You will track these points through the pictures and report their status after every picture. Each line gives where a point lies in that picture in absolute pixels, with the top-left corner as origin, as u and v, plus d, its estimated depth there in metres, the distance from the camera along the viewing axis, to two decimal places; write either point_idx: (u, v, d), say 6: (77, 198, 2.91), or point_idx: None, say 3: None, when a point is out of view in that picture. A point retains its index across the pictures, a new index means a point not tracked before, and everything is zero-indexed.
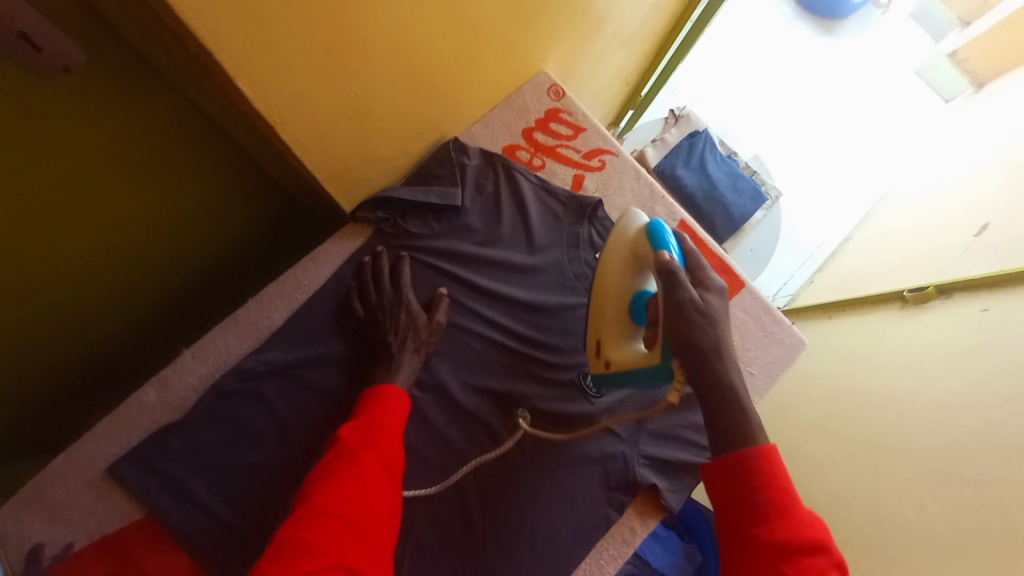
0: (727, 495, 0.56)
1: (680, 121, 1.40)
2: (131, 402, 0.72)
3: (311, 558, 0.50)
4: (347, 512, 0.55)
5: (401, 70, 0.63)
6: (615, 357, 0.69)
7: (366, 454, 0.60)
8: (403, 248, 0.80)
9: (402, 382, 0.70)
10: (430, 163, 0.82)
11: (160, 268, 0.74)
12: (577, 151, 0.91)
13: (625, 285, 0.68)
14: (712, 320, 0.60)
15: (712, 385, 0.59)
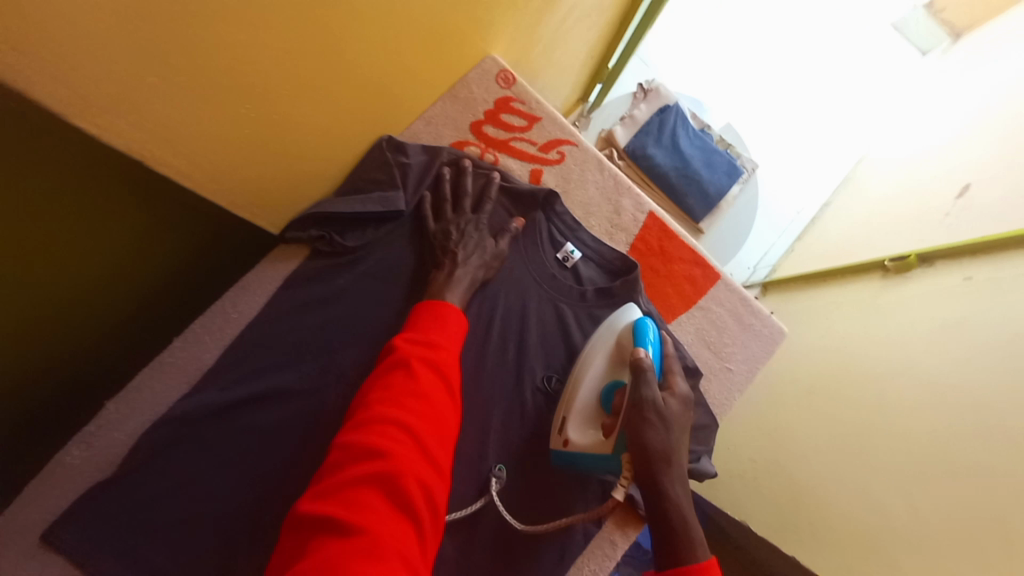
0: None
1: (649, 94, 1.31)
2: (50, 468, 0.63)
3: (370, 462, 0.46)
4: (410, 420, 0.50)
5: (303, 67, 0.54)
6: (575, 437, 0.66)
7: (422, 365, 0.55)
8: (343, 264, 0.73)
9: (456, 301, 0.67)
10: (366, 169, 0.74)
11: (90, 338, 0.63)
12: (533, 144, 0.83)
13: (600, 370, 0.69)
14: (668, 429, 0.59)
15: (653, 494, 0.56)
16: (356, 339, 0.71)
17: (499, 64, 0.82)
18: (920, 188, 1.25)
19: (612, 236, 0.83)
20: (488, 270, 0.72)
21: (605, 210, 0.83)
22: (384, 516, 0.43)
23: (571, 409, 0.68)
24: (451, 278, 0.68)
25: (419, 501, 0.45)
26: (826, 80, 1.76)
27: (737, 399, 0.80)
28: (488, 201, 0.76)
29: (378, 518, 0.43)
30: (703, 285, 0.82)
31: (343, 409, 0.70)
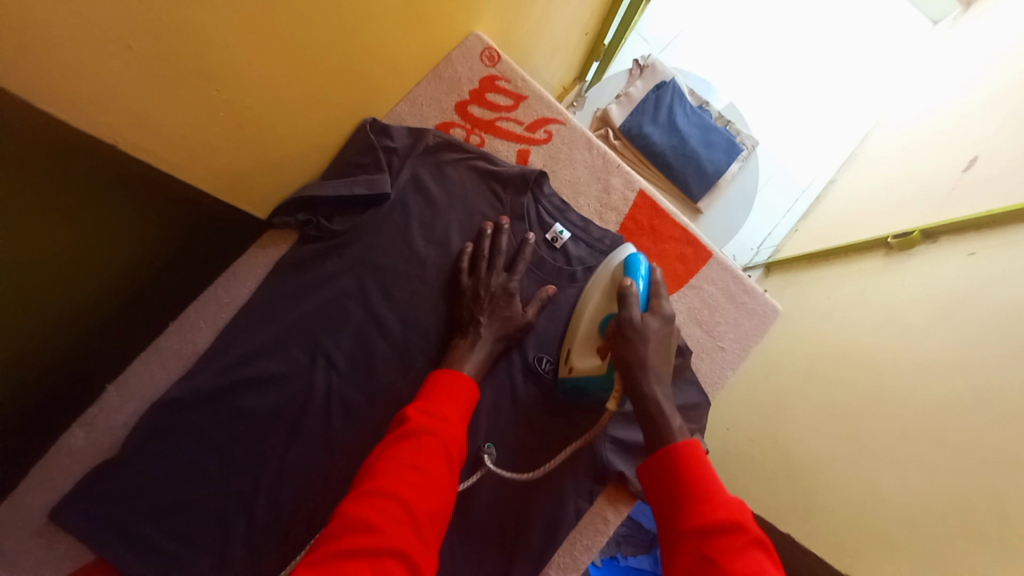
0: (658, 493, 0.52)
1: (645, 71, 1.28)
2: (57, 448, 0.66)
3: (359, 534, 0.46)
4: (406, 493, 0.50)
5: (276, 52, 0.54)
6: (579, 365, 0.70)
7: (428, 437, 0.55)
8: (330, 250, 0.73)
9: (472, 369, 0.65)
10: (350, 152, 0.73)
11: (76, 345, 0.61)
12: (519, 124, 0.82)
13: (597, 303, 0.71)
14: (645, 341, 0.61)
15: (637, 404, 0.59)
16: (344, 325, 0.72)
17: (483, 42, 0.81)
18: (925, 161, 1.21)
19: (603, 216, 0.82)
20: (508, 339, 0.70)
21: (594, 190, 0.82)
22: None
23: (574, 342, 0.72)
24: (471, 349, 0.66)
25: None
26: (833, 52, 1.70)
27: (730, 377, 0.79)
28: (522, 261, 0.73)
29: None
30: (695, 264, 0.81)
31: (335, 390, 0.70)
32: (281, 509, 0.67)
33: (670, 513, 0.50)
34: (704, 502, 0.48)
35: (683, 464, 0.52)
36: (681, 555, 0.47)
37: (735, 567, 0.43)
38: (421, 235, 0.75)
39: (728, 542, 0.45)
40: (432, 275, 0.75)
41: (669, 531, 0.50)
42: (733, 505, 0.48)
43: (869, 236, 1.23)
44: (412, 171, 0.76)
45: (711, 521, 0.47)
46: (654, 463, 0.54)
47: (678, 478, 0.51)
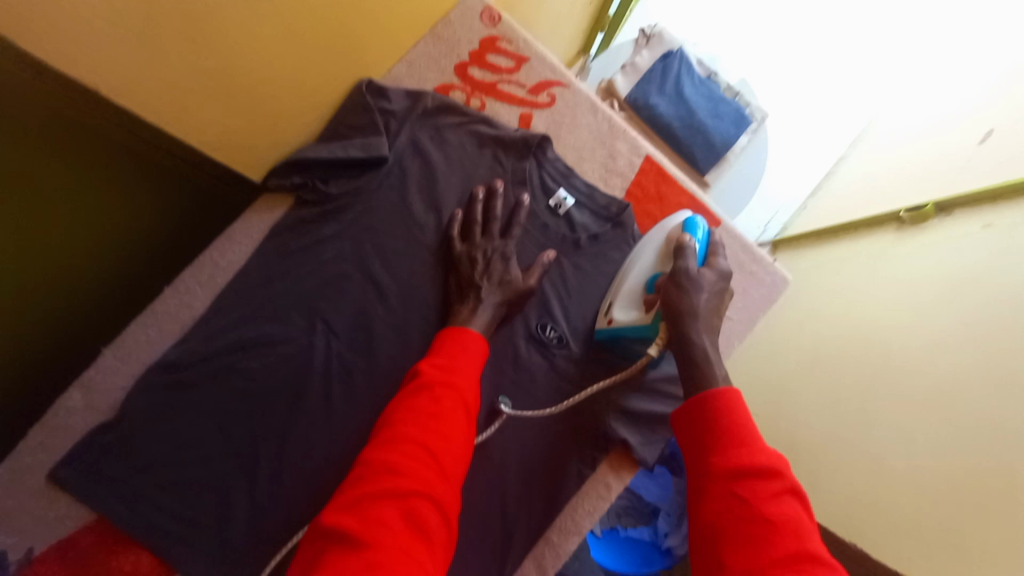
0: (691, 434, 0.53)
1: (652, 40, 1.24)
2: (55, 411, 0.65)
3: (390, 477, 0.47)
4: (428, 439, 0.51)
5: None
6: (619, 316, 0.69)
7: (443, 389, 0.55)
8: (328, 216, 0.71)
9: (481, 327, 0.65)
10: (346, 113, 0.71)
11: (65, 307, 0.61)
12: (522, 86, 0.79)
13: (647, 261, 0.70)
14: (699, 291, 0.61)
15: (682, 347, 0.59)
16: (342, 290, 0.71)
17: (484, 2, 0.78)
18: (938, 132, 1.17)
19: (608, 181, 0.79)
20: (510, 305, 0.70)
21: (599, 155, 0.79)
22: (396, 537, 0.43)
23: (617, 292, 0.71)
24: (475, 313, 0.66)
25: (434, 523, 0.46)
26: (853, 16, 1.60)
27: (738, 346, 0.79)
28: (517, 225, 0.72)
29: (392, 539, 0.43)
30: None
31: (334, 355, 0.69)
32: (284, 473, 0.67)
33: (702, 450, 0.51)
34: (738, 445, 0.48)
35: (722, 408, 0.52)
36: (709, 494, 0.47)
37: (767, 509, 0.43)
38: (420, 199, 0.73)
39: (760, 483, 0.45)
40: (432, 238, 0.73)
41: (698, 468, 0.50)
42: (770, 451, 0.48)
43: (881, 211, 1.19)
44: (411, 134, 0.74)
45: (746, 464, 0.46)
46: (691, 405, 0.54)
47: (716, 420, 0.51)
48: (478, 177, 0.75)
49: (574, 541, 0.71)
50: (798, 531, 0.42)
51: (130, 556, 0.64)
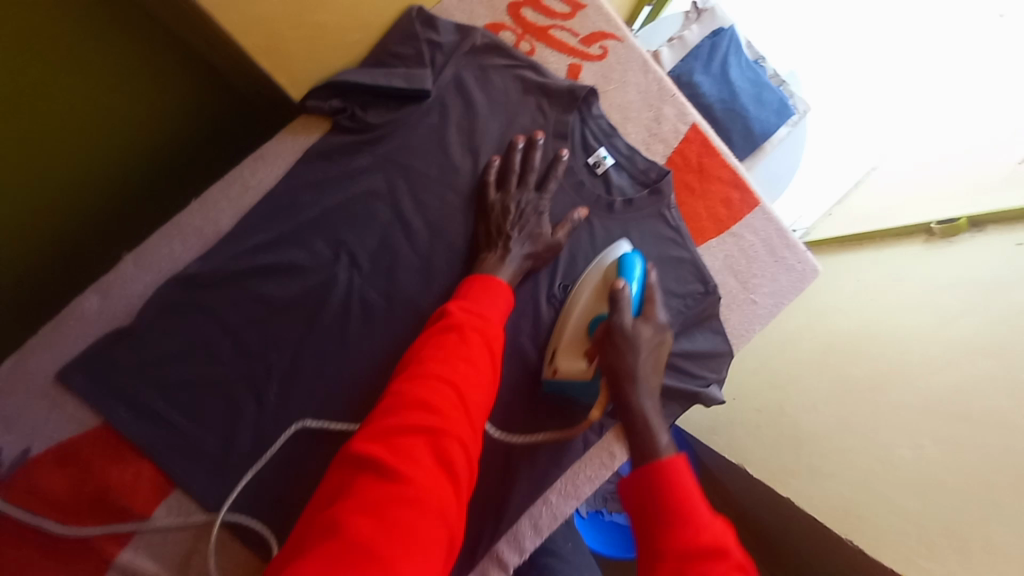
0: (642, 508, 0.48)
1: (703, 15, 1.19)
2: (72, 310, 0.65)
3: (419, 413, 0.46)
4: (457, 378, 0.50)
5: None
6: (562, 366, 0.66)
7: (473, 334, 0.54)
8: (364, 146, 0.69)
9: (508, 278, 0.64)
10: (390, 40, 0.68)
11: (113, 164, 0.74)
12: (574, 35, 0.76)
13: (586, 303, 0.66)
14: (637, 351, 0.58)
15: (627, 414, 0.57)
16: (367, 222, 0.69)
17: None
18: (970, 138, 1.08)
19: (650, 146, 0.77)
20: (537, 260, 0.68)
21: (644, 117, 0.77)
22: (425, 472, 0.42)
23: (558, 340, 0.67)
24: (503, 261, 0.65)
25: (461, 461, 0.45)
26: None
27: (758, 331, 0.77)
28: (553, 179, 0.70)
29: (421, 473, 0.42)
30: (739, 211, 0.77)
31: (355, 289, 0.69)
32: (291, 401, 0.67)
33: (657, 533, 0.45)
34: (691, 523, 0.44)
35: (669, 486, 0.48)
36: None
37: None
38: (457, 141, 0.71)
39: (712, 566, 0.42)
40: (465, 183, 0.71)
41: (649, 560, 0.45)
42: (715, 526, 0.45)
43: (909, 219, 1.11)
44: (457, 71, 0.71)
45: (693, 547, 0.43)
46: (642, 475, 0.50)
47: (664, 501, 0.47)
48: (517, 126, 0.72)
49: (572, 504, 0.71)
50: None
51: (130, 468, 0.64)
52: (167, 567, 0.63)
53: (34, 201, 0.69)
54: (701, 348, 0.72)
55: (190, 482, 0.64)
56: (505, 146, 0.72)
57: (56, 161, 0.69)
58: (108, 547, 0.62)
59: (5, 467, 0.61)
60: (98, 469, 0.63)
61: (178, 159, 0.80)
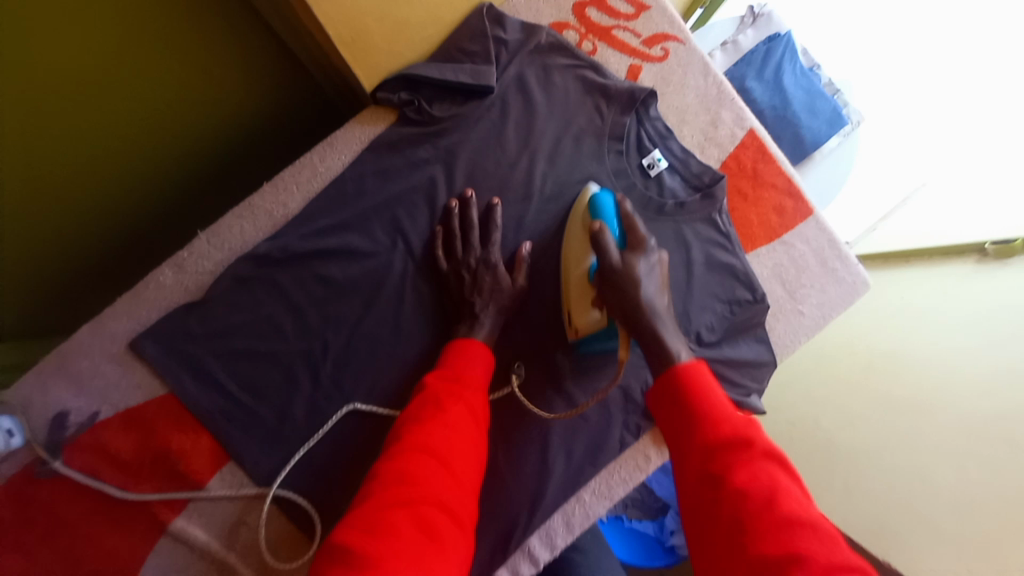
0: (671, 415, 0.54)
1: (759, 20, 1.19)
2: (147, 282, 0.70)
3: (401, 486, 0.50)
4: (435, 446, 0.54)
5: None
6: (580, 325, 0.68)
7: (455, 402, 0.59)
8: (426, 138, 0.71)
9: (485, 337, 0.67)
10: (459, 37, 0.70)
11: (208, 138, 0.77)
12: (637, 36, 0.77)
13: (581, 254, 0.68)
14: (637, 280, 0.61)
15: (646, 342, 0.60)
16: (424, 210, 0.72)
17: None
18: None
19: (705, 150, 0.77)
20: (507, 313, 0.70)
21: (702, 121, 0.77)
22: (408, 542, 0.46)
23: (568, 300, 0.69)
24: (474, 326, 0.67)
25: (444, 528, 0.49)
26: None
27: (803, 342, 0.76)
28: (496, 230, 0.71)
29: (402, 545, 0.45)
30: (792, 219, 0.76)
31: (409, 274, 0.72)
32: (344, 379, 0.70)
33: (685, 432, 0.51)
34: (714, 424, 0.50)
35: (692, 394, 0.53)
36: (693, 483, 0.48)
37: (739, 478, 0.45)
38: (515, 138, 0.73)
39: (734, 457, 0.47)
40: (521, 178, 0.73)
41: (681, 455, 0.51)
42: (739, 422, 0.49)
43: (960, 237, 1.06)
44: (520, 69, 0.73)
45: (715, 441, 0.48)
46: (665, 389, 0.55)
47: (689, 407, 0.52)
48: (454, 186, 0.72)
49: (605, 504, 0.73)
50: (776, 496, 0.43)
51: (190, 437, 0.68)
52: (218, 535, 0.68)
53: (145, 175, 0.74)
54: (745, 356, 0.72)
55: (247, 449, 0.68)
56: (442, 212, 0.72)
57: (154, 144, 0.72)
58: (164, 512, 0.67)
59: (73, 429, 0.66)
60: (161, 435, 0.67)
61: (266, 131, 0.83)
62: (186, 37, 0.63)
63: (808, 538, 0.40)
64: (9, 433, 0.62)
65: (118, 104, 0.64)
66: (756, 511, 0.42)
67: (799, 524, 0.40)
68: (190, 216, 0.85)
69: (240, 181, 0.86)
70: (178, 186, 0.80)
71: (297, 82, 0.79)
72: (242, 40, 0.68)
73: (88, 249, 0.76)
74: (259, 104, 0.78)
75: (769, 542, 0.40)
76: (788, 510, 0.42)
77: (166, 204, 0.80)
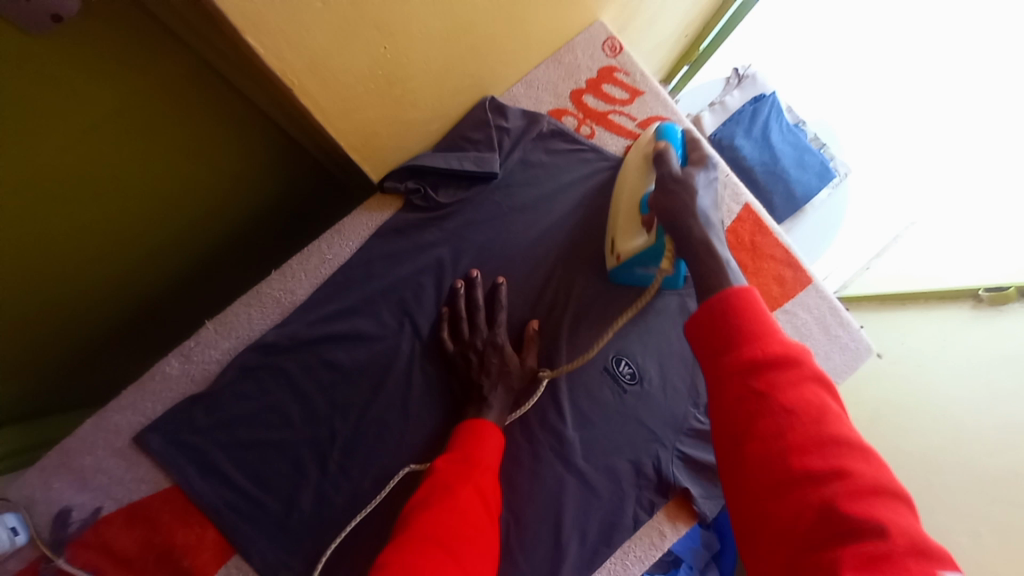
0: (708, 331, 0.47)
1: (744, 81, 1.25)
2: (152, 373, 0.69)
3: None
4: (446, 537, 0.52)
5: (438, 27, 0.56)
6: (623, 250, 0.69)
7: (465, 485, 0.58)
8: (432, 223, 0.73)
9: (496, 418, 0.67)
10: (463, 126, 0.73)
11: (215, 220, 0.76)
12: (632, 119, 0.81)
13: (636, 182, 0.70)
14: (693, 190, 0.59)
15: (691, 257, 0.56)
16: (431, 293, 0.73)
17: (607, 32, 0.80)
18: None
19: None
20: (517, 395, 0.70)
21: None
22: None
23: (615, 229, 0.71)
24: (484, 413, 0.67)
25: None
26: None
27: None
28: (502, 310, 0.71)
29: None
30: (792, 288, 0.78)
31: (417, 356, 0.72)
32: (351, 466, 0.69)
33: (718, 350, 0.46)
34: (755, 341, 0.44)
35: (737, 306, 0.47)
36: (728, 407, 0.44)
37: (789, 399, 0.41)
38: (518, 220, 0.75)
39: (776, 374, 0.43)
40: (525, 257, 0.74)
41: (712, 370, 0.46)
42: (789, 342, 0.45)
43: (956, 283, 1.09)
44: (521, 154, 0.76)
45: (764, 358, 0.43)
46: (706, 314, 0.48)
47: (733, 324, 0.46)
48: (460, 266, 0.73)
49: None
50: (823, 416, 0.41)
51: (195, 530, 0.66)
52: None
53: (150, 259, 0.73)
54: None
55: (252, 544, 0.66)
56: (448, 293, 0.73)
57: (159, 229, 0.70)
58: None
59: (75, 527, 0.63)
60: (165, 528, 0.65)
61: (273, 210, 0.83)
62: (191, 134, 0.62)
63: (854, 459, 0.39)
64: (14, 530, 0.60)
65: (121, 200, 0.63)
66: (804, 432, 0.40)
67: (842, 444, 0.39)
68: (196, 292, 0.84)
69: (242, 262, 0.86)
70: (180, 270, 0.78)
71: (302, 165, 0.78)
72: (248, 131, 0.68)
73: (84, 337, 0.75)
74: (265, 186, 0.77)
75: (813, 460, 0.39)
76: (828, 431, 0.40)
77: (164, 287, 0.78)
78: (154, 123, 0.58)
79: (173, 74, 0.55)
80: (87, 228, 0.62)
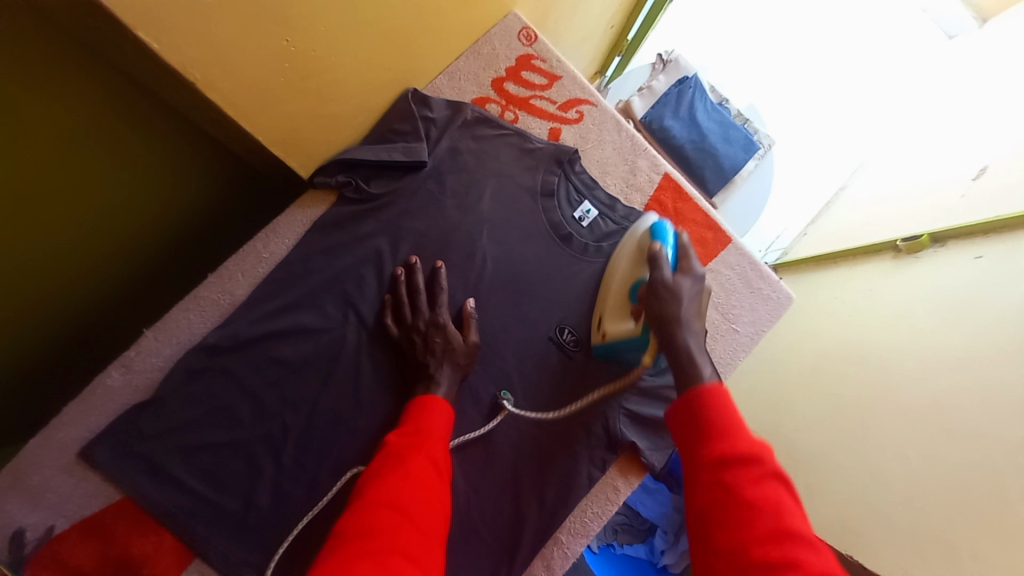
0: (685, 424, 0.57)
1: (669, 66, 1.33)
2: (94, 387, 0.68)
3: (365, 541, 0.50)
4: (401, 500, 0.55)
5: (342, 20, 0.59)
6: (610, 330, 0.73)
7: (417, 453, 0.60)
8: (368, 214, 0.76)
9: (445, 394, 0.69)
10: (390, 119, 0.77)
11: (146, 227, 0.76)
12: (552, 102, 0.86)
13: (626, 268, 0.73)
14: (680, 300, 0.63)
15: (672, 358, 0.62)
16: (372, 281, 0.75)
17: (522, 22, 0.85)
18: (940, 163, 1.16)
19: (628, 195, 0.87)
20: (463, 371, 0.72)
21: (622, 170, 0.87)
22: None
23: (604, 307, 0.75)
24: (432, 388, 0.69)
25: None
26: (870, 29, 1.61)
27: (743, 359, 0.81)
28: (442, 292, 0.74)
29: None
30: (715, 248, 0.84)
31: (364, 344, 0.74)
32: (308, 458, 0.70)
33: (694, 443, 0.55)
34: (726, 438, 0.53)
35: (709, 404, 0.56)
36: (696, 497, 0.52)
37: (752, 493, 0.48)
38: (452, 204, 0.78)
39: (743, 470, 0.50)
40: (461, 240, 0.78)
41: (689, 459, 0.55)
42: (753, 439, 0.53)
43: (880, 237, 1.17)
44: (449, 140, 0.79)
45: (729, 454, 0.51)
46: (683, 402, 0.58)
47: (703, 416, 0.55)
48: (399, 254, 0.76)
49: (581, 542, 0.73)
50: (781, 510, 0.48)
51: (151, 538, 0.65)
52: None
53: (80, 277, 0.72)
54: None
55: (214, 544, 0.66)
56: (390, 280, 0.75)
57: (86, 246, 0.70)
58: None
59: (32, 546, 0.62)
60: (120, 540, 0.64)
61: (205, 216, 0.83)
62: (107, 143, 0.62)
63: (805, 551, 0.45)
64: None
65: (45, 216, 0.62)
66: (763, 525, 0.47)
67: (793, 539, 0.45)
68: (133, 309, 0.83)
69: (183, 271, 0.86)
70: (116, 283, 0.78)
71: (228, 164, 0.79)
72: (164, 139, 0.68)
73: (16, 364, 0.72)
74: (195, 188, 0.78)
75: (768, 552, 0.45)
76: (785, 526, 0.46)
77: (103, 303, 0.78)
78: (71, 134, 0.58)
79: (79, 83, 0.55)
80: (14, 247, 0.62)
